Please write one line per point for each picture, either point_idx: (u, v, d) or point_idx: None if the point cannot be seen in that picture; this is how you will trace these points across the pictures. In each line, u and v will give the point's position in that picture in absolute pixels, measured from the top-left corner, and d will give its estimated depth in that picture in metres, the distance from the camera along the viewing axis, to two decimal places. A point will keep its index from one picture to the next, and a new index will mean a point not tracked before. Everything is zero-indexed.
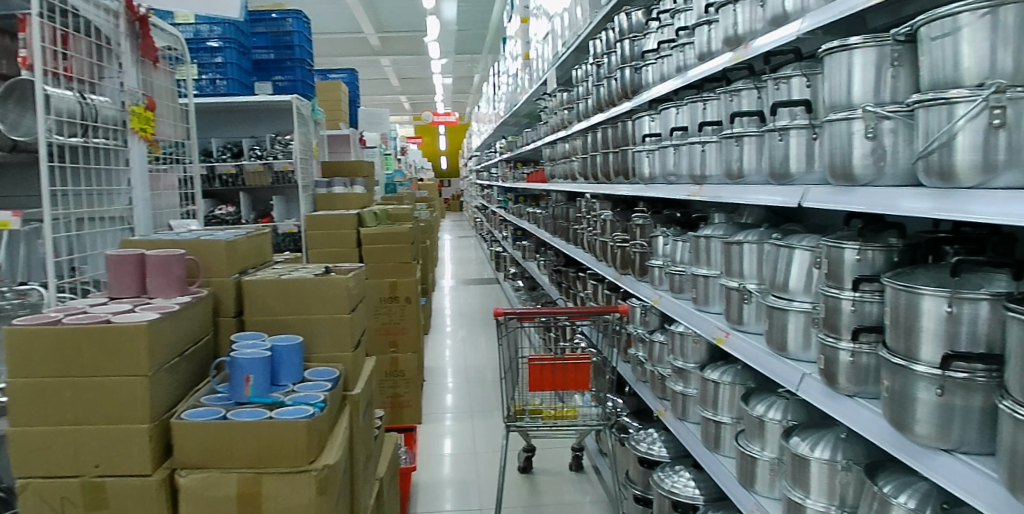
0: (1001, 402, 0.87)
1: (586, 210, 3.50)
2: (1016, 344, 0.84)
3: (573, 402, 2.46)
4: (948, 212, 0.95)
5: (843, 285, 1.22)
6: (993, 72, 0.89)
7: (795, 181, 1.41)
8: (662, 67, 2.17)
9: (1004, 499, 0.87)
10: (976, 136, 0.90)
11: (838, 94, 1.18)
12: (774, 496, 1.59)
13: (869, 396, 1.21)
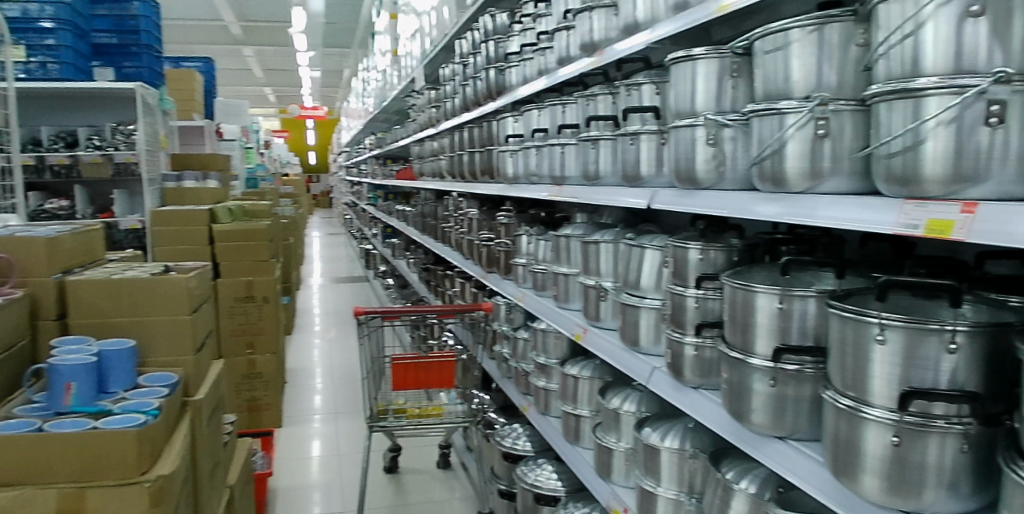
0: (825, 392, 1.02)
1: (454, 207, 3.79)
2: (836, 338, 0.98)
3: (438, 400, 2.61)
4: (794, 216, 1.06)
5: (688, 282, 1.31)
6: (819, 86, 1.01)
7: (646, 183, 1.52)
8: (525, 68, 2.28)
9: (830, 482, 1.01)
10: (804, 144, 1.02)
11: (683, 101, 1.25)
12: (629, 486, 1.70)
13: (712, 388, 1.32)
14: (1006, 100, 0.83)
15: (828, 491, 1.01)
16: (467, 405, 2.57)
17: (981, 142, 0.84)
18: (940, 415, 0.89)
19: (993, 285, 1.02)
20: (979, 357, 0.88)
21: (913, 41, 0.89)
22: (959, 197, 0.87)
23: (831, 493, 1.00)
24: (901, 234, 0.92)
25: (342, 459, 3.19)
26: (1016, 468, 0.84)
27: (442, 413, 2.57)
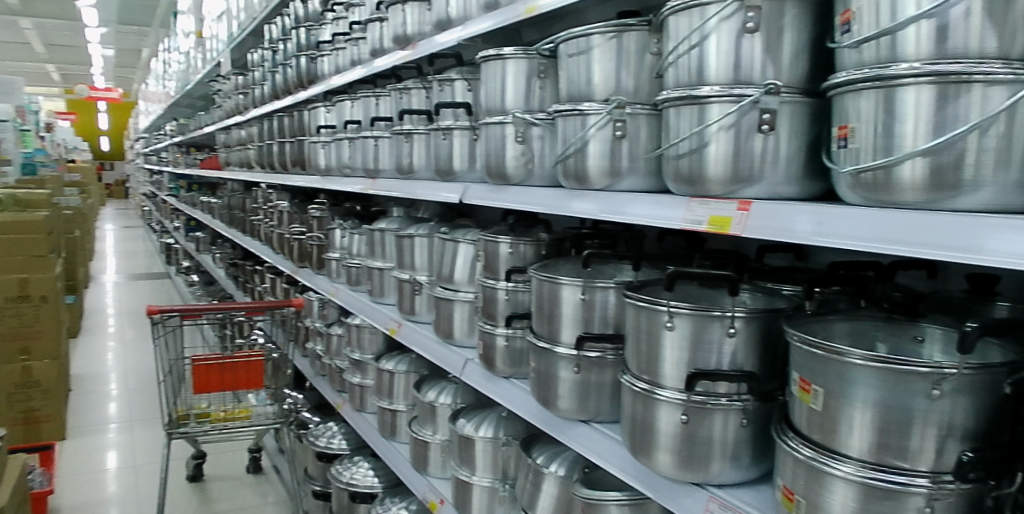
0: (624, 376, 1.09)
1: (263, 200, 3.72)
2: (633, 327, 1.05)
3: (246, 402, 2.75)
4: (610, 214, 1.14)
5: (500, 276, 1.42)
6: (617, 90, 1.10)
7: (458, 178, 1.65)
8: (338, 58, 2.35)
9: (628, 459, 1.12)
10: (604, 144, 1.11)
11: (494, 99, 1.37)
12: (444, 477, 1.91)
13: (521, 376, 1.46)
14: (775, 110, 0.95)
15: (627, 468, 1.11)
16: (279, 406, 2.71)
17: (755, 147, 0.96)
18: (722, 394, 0.98)
19: (767, 275, 1.15)
20: (753, 339, 0.98)
21: (698, 51, 0.98)
22: (735, 195, 1.00)
23: (628, 470, 1.11)
24: (687, 230, 1.04)
25: (138, 472, 3.00)
26: (786, 440, 0.96)
27: (251, 415, 2.72)
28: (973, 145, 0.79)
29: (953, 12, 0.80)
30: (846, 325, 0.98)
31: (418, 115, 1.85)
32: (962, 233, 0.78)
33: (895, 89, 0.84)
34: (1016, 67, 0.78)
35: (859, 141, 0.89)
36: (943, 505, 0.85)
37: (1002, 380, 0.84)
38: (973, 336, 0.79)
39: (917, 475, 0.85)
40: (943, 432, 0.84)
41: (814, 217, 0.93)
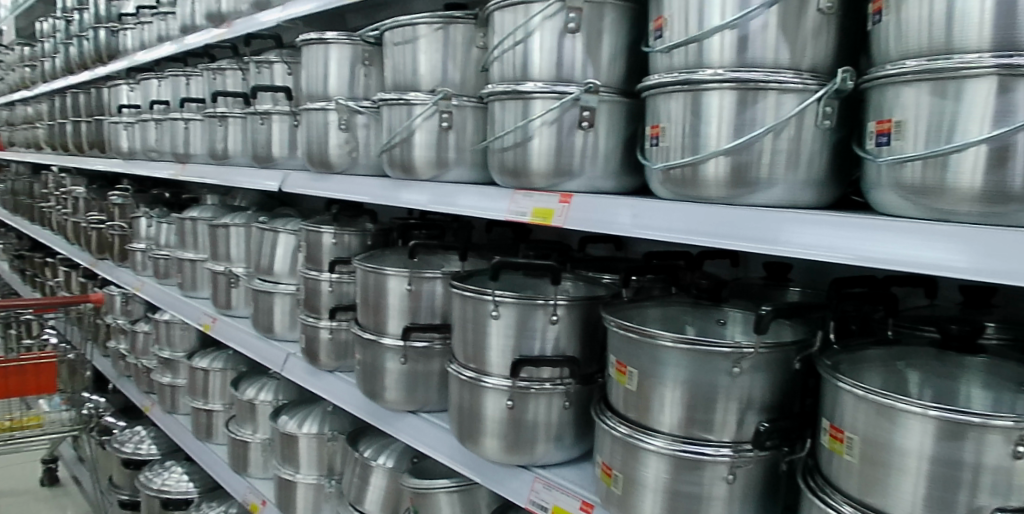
0: (450, 365, 1.10)
1: (53, 184, 3.35)
2: (459, 316, 1.07)
3: (38, 409, 2.54)
4: (442, 204, 1.14)
5: (322, 268, 1.44)
6: (443, 82, 1.11)
7: (279, 164, 1.60)
8: (143, 33, 2.17)
9: (456, 447, 1.14)
10: (430, 134, 1.12)
11: (316, 84, 1.35)
12: (265, 476, 1.86)
13: (346, 369, 1.48)
14: (595, 108, 0.99)
15: (455, 456, 1.13)
16: (77, 411, 2.51)
17: (576, 142, 1.00)
18: (545, 379, 1.02)
19: (588, 265, 1.20)
20: (575, 325, 1.03)
21: (523, 47, 1.01)
22: (557, 188, 1.04)
23: (457, 457, 1.13)
24: (512, 221, 1.06)
25: None
26: (605, 419, 1.01)
27: (42, 422, 2.52)
28: (768, 146, 0.90)
29: (752, 25, 0.90)
30: (658, 311, 1.03)
31: (233, 98, 1.77)
32: (764, 227, 0.90)
33: (701, 93, 0.93)
34: (804, 78, 0.90)
35: (669, 140, 0.97)
36: (742, 471, 0.94)
37: (792, 357, 0.94)
38: (767, 319, 0.87)
39: (721, 446, 0.93)
40: (742, 406, 0.93)
41: (628, 210, 1.00)
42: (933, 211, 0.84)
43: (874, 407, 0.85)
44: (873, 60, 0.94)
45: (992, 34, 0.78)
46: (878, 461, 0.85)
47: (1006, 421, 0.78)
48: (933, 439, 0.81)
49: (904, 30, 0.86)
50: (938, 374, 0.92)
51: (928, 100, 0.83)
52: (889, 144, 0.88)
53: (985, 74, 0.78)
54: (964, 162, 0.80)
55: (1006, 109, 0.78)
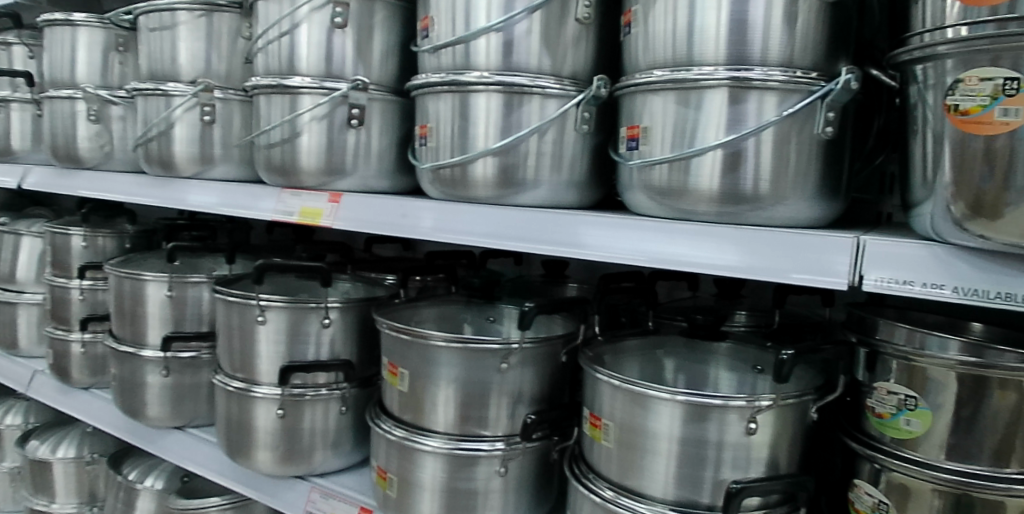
0: (216, 377, 1.06)
1: None
2: (223, 324, 1.03)
3: None
4: (238, 209, 1.12)
5: (72, 276, 1.54)
6: (206, 74, 1.21)
7: (20, 158, 1.67)
8: None
9: (223, 460, 1.20)
10: (190, 128, 1.20)
11: (62, 72, 1.45)
12: (17, 508, 1.88)
13: (100, 385, 1.59)
14: (364, 105, 1.00)
15: (220, 469, 1.20)
16: None
17: (347, 141, 0.99)
18: (320, 385, 1.01)
19: (370, 266, 1.18)
20: (349, 328, 1.01)
21: (289, 39, 0.99)
22: (327, 187, 1.02)
23: (226, 472, 1.18)
24: (278, 221, 1.03)
25: None
26: (380, 423, 1.00)
27: None
28: (533, 146, 0.93)
29: (516, 29, 0.92)
30: (433, 310, 1.03)
31: None
32: (565, 231, 0.92)
33: (467, 94, 0.94)
34: (564, 84, 0.94)
35: (439, 140, 0.97)
36: (515, 463, 0.97)
37: (559, 351, 0.97)
38: (530, 315, 0.89)
39: (495, 440, 0.95)
40: (511, 400, 0.95)
41: (398, 210, 0.99)
42: (677, 211, 0.91)
43: (630, 395, 0.90)
44: (625, 71, 0.99)
45: (726, 49, 0.86)
46: (635, 446, 0.90)
47: (741, 400, 0.86)
48: (681, 421, 0.87)
49: (651, 42, 0.92)
50: (688, 361, 0.99)
51: (674, 108, 0.89)
52: (637, 148, 0.93)
53: (718, 85, 0.86)
54: (703, 166, 0.87)
55: (737, 117, 0.86)
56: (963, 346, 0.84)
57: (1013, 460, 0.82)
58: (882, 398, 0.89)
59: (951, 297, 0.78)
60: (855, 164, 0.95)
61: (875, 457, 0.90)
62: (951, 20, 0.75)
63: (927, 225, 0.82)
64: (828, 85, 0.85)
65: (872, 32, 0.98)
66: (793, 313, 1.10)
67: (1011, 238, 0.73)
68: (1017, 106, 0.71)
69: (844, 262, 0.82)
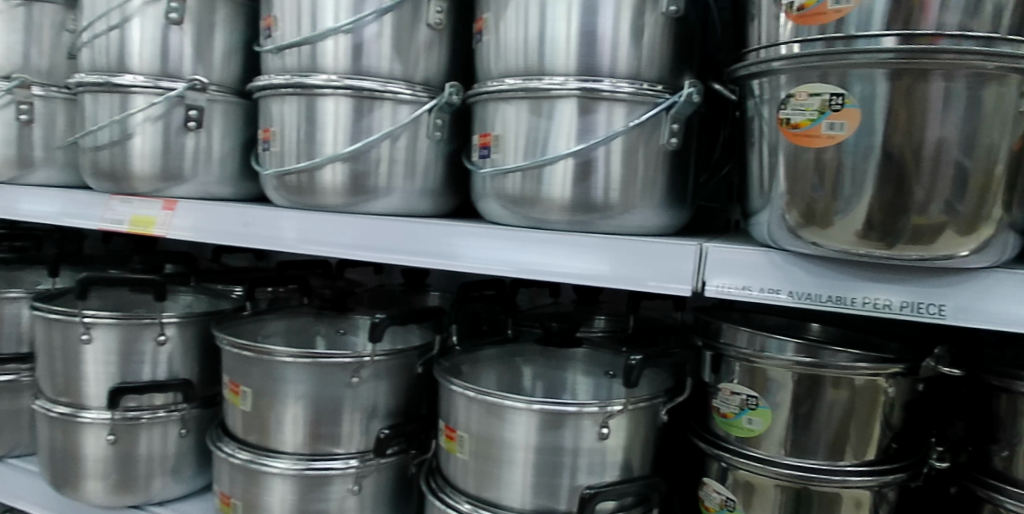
0: (37, 402, 1.05)
1: None
2: (45, 343, 1.01)
3: None
4: (69, 217, 1.04)
5: None
6: (25, 68, 1.21)
7: None
8: None
9: (32, 487, 1.18)
10: (6, 127, 1.19)
11: None
12: None
13: None
14: (202, 107, 0.97)
15: (29, 495, 1.17)
16: None
17: (185, 145, 0.96)
18: (157, 406, 1.01)
19: (216, 277, 1.17)
20: (187, 346, 1.02)
21: (119, 33, 0.94)
22: (162, 194, 0.97)
23: (36, 499, 1.16)
24: (106, 230, 0.97)
25: None
26: (223, 447, 0.96)
27: None
28: (385, 153, 0.91)
29: (366, 32, 0.89)
30: (282, 324, 0.99)
31: None
32: (437, 242, 0.89)
33: (314, 98, 0.91)
34: (416, 90, 0.92)
35: (284, 145, 0.93)
36: (370, 479, 0.94)
37: (415, 362, 0.95)
38: (381, 327, 0.86)
39: (349, 458, 0.92)
40: (364, 414, 0.92)
41: (241, 218, 0.94)
42: (530, 220, 0.90)
43: (485, 407, 0.88)
44: (478, 78, 0.98)
45: (577, 60, 0.87)
46: (491, 457, 0.89)
47: (594, 406, 0.87)
48: (536, 430, 0.87)
49: (502, 50, 0.91)
50: (546, 367, 0.98)
51: (527, 118, 0.88)
52: (490, 156, 0.92)
53: (569, 95, 0.86)
54: (555, 176, 0.87)
55: (587, 127, 0.87)
56: (799, 348, 0.87)
57: (846, 453, 0.87)
58: (726, 398, 0.91)
59: (785, 302, 0.82)
60: (700, 174, 0.97)
61: (722, 456, 0.91)
62: (785, 37, 0.79)
63: (765, 233, 0.86)
64: (672, 97, 0.86)
65: (717, 48, 1.02)
66: (648, 319, 1.12)
67: (838, 244, 0.77)
68: (842, 120, 0.74)
69: (689, 268, 0.85)
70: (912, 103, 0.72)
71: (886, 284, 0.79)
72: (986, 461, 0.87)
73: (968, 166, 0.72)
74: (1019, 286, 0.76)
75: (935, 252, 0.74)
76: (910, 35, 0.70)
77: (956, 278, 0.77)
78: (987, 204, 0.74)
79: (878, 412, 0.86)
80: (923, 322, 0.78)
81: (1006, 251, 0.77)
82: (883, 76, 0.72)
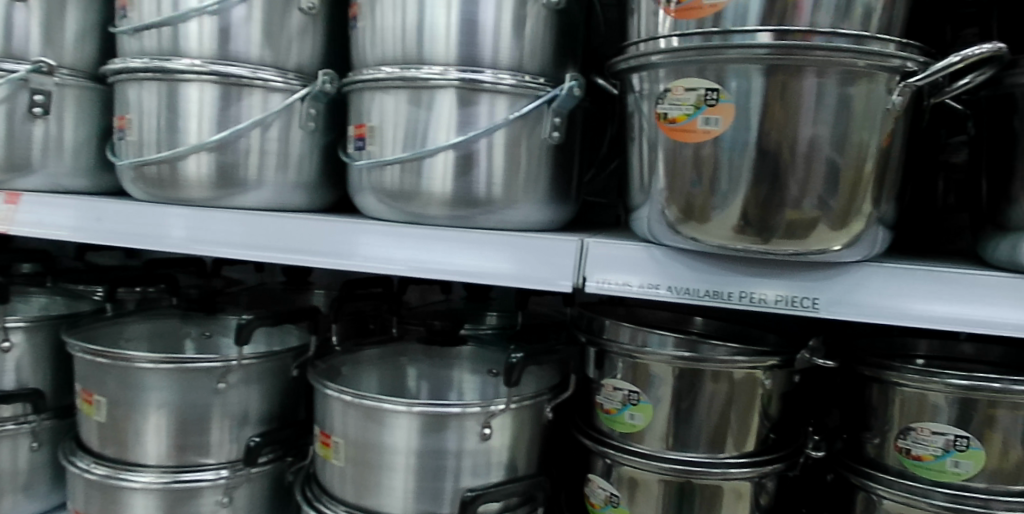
0: None
1: None
2: None
3: None
4: None
5: None
6: None
7: None
8: None
9: None
10: None
11: None
12: None
13: None
14: (51, 92, 0.94)
15: None
16: None
17: (33, 132, 0.93)
18: (6, 419, 1.00)
19: (76, 279, 1.16)
20: (37, 353, 1.01)
21: None
22: (6, 186, 0.94)
23: None
24: None
25: None
26: (79, 462, 0.90)
27: None
28: (255, 142, 0.87)
29: (232, 15, 0.85)
30: (144, 325, 0.95)
31: None
32: (342, 241, 0.85)
33: (176, 84, 0.86)
34: (288, 78, 0.88)
35: (142, 134, 0.88)
36: (241, 490, 0.89)
37: (289, 365, 0.91)
38: (248, 329, 0.82)
39: (219, 468, 0.87)
40: (234, 421, 0.87)
41: (95, 214, 0.90)
42: (409, 214, 0.86)
43: (362, 411, 0.85)
44: (355, 66, 0.92)
45: (457, 49, 0.84)
46: (369, 463, 0.85)
47: (477, 406, 0.84)
48: (418, 433, 0.84)
49: (378, 37, 0.87)
50: (430, 367, 0.95)
51: (406, 107, 0.84)
52: (364, 148, 0.88)
53: (448, 85, 0.83)
54: (435, 169, 0.84)
55: (468, 119, 0.84)
56: (678, 341, 0.85)
57: (727, 445, 0.87)
58: (608, 394, 0.90)
59: (664, 297, 0.81)
60: (584, 169, 0.96)
61: (606, 453, 0.91)
62: (664, 31, 0.78)
63: (645, 229, 0.85)
64: (554, 90, 0.84)
65: (601, 41, 1.00)
66: (538, 317, 1.11)
67: (716, 239, 0.77)
68: (716, 115, 0.74)
69: (570, 263, 0.83)
70: (786, 99, 0.72)
71: (762, 279, 0.79)
72: (859, 448, 0.90)
73: (839, 163, 0.73)
74: (888, 279, 0.78)
75: (810, 247, 0.75)
76: (785, 31, 0.70)
77: (829, 273, 0.78)
78: (858, 200, 0.75)
79: (756, 404, 0.87)
80: (796, 315, 0.79)
81: (875, 246, 0.79)
82: (758, 73, 0.73)
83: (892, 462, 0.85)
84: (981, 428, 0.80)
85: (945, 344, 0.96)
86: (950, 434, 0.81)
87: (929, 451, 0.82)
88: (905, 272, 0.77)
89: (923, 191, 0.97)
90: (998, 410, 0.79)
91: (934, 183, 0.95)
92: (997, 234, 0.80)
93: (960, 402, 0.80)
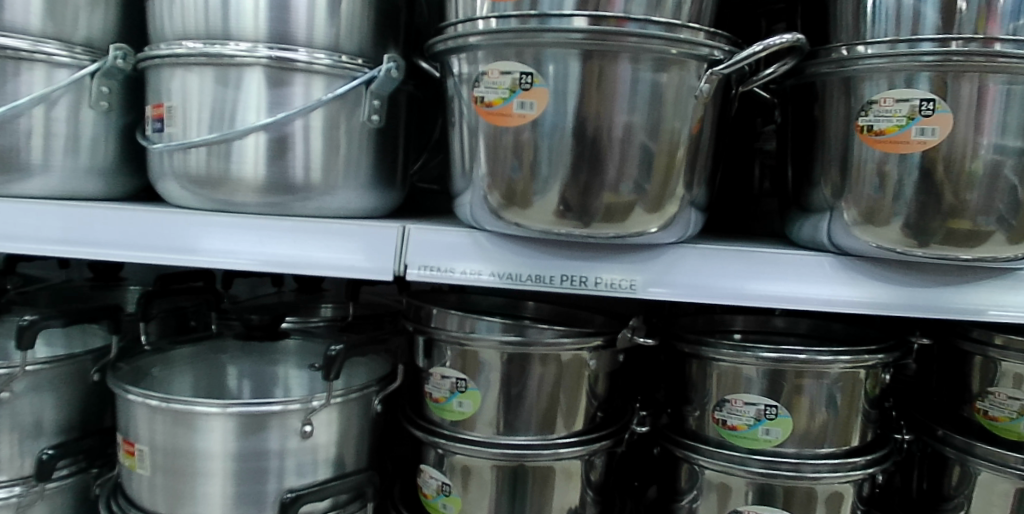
0: None
1: None
2: None
3: None
4: None
5: None
6: None
7: None
8: None
9: None
10: None
11: None
12: None
13: None
14: None
15: None
16: None
17: None
18: None
19: None
20: None
21: None
22: None
23: None
24: None
25: None
26: None
27: None
28: (38, 122, 0.80)
29: None
30: None
31: None
32: (175, 234, 0.80)
33: None
34: (74, 51, 0.80)
35: None
36: (37, 506, 0.85)
37: (89, 368, 0.88)
38: (32, 333, 0.77)
39: (11, 485, 0.82)
40: (24, 433, 0.83)
41: None
42: (218, 202, 0.81)
43: (171, 416, 0.79)
44: (153, 40, 0.85)
45: (266, 25, 0.78)
46: (180, 471, 0.79)
47: (298, 403, 0.80)
48: (234, 436, 0.79)
49: (175, 9, 0.80)
50: (252, 363, 0.92)
51: (211, 88, 0.79)
52: (163, 130, 0.82)
53: (255, 63, 0.78)
54: (245, 152, 0.79)
55: (280, 99, 0.79)
56: (505, 326, 0.86)
57: (557, 426, 0.88)
58: (437, 383, 0.89)
59: (487, 283, 0.80)
60: (410, 157, 0.95)
61: (438, 443, 0.90)
62: (482, 13, 0.76)
63: (469, 214, 0.83)
64: (371, 71, 0.81)
65: (423, 22, 0.99)
66: (374, 306, 1.10)
67: (537, 224, 0.76)
68: (530, 99, 0.73)
69: (391, 251, 0.81)
70: (601, 85, 0.72)
71: (583, 262, 0.79)
72: (682, 422, 0.93)
73: (652, 149, 0.73)
74: (699, 260, 0.79)
75: (628, 229, 0.75)
76: (600, 16, 0.70)
77: (648, 254, 0.79)
78: (671, 184, 0.76)
79: (584, 385, 0.89)
80: (616, 297, 0.79)
81: (689, 228, 0.80)
82: (575, 58, 0.71)
83: (712, 434, 0.89)
84: (789, 396, 0.85)
85: (760, 320, 1.01)
86: (760, 404, 0.85)
87: (743, 421, 0.86)
88: (717, 252, 0.79)
89: (738, 174, 1.03)
90: (804, 380, 0.84)
91: (749, 169, 1.01)
92: (801, 214, 0.82)
93: (770, 374, 0.85)
